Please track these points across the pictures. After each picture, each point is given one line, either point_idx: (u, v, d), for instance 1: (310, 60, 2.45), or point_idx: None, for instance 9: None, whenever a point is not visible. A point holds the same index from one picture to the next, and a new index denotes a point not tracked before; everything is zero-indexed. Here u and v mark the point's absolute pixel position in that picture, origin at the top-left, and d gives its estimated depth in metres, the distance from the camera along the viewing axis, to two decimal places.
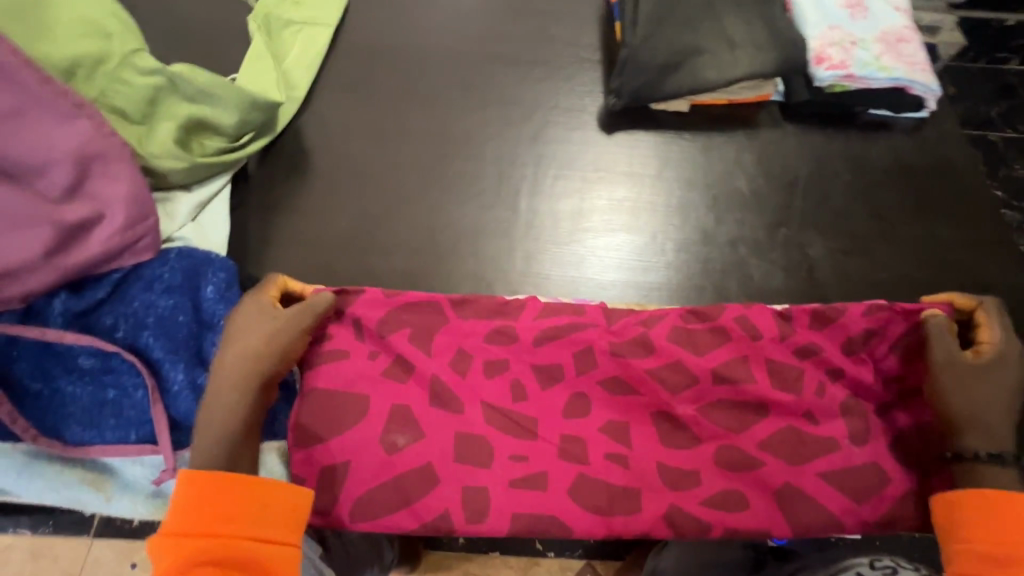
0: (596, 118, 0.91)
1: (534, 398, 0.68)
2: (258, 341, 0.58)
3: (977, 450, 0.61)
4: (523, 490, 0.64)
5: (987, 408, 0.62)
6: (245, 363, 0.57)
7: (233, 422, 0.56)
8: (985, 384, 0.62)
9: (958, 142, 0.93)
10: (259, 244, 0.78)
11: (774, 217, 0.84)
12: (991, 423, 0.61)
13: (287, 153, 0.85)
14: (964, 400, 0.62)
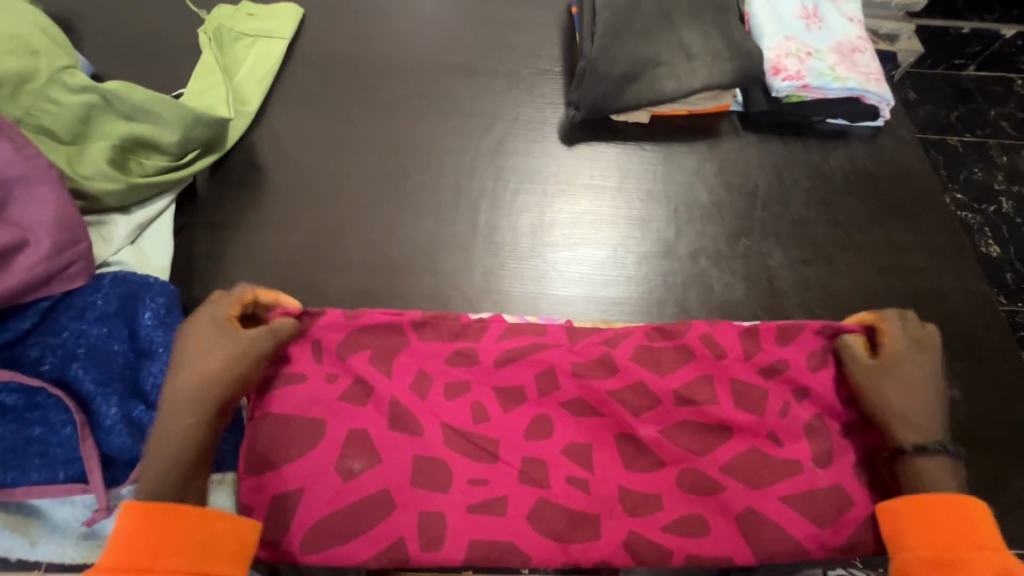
0: (557, 130, 0.91)
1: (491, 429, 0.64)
2: (211, 366, 0.55)
3: (907, 446, 0.60)
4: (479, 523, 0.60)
5: (911, 404, 0.61)
6: (201, 389, 0.54)
7: (186, 453, 0.52)
8: (907, 383, 0.61)
9: (913, 149, 0.94)
10: (206, 265, 0.75)
11: (734, 226, 0.84)
12: (917, 419, 0.60)
13: (238, 170, 0.82)
14: (890, 403, 0.61)
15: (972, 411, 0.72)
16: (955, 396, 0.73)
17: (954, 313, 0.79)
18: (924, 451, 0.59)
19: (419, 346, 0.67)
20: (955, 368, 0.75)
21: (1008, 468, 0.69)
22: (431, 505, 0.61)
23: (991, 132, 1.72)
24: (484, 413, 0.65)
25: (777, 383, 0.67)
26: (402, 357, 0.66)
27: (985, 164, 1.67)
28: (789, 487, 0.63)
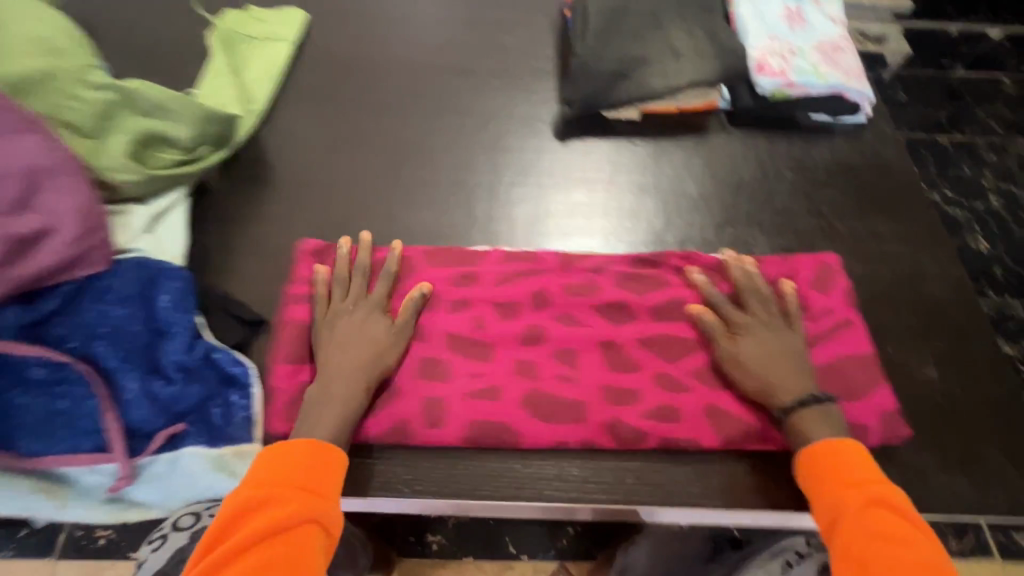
0: (551, 126, 0.95)
1: (493, 327, 0.71)
2: (361, 324, 0.66)
3: (778, 412, 0.64)
4: (488, 429, 0.66)
5: (762, 372, 0.65)
6: (355, 345, 0.65)
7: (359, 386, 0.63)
8: (759, 358, 0.66)
9: (893, 143, 0.98)
10: (216, 254, 0.78)
11: (721, 216, 0.88)
12: (787, 384, 0.64)
13: (247, 165, 0.86)
14: (748, 370, 0.66)
15: (947, 389, 0.75)
16: (930, 375, 0.76)
17: (930, 297, 0.82)
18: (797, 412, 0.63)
19: (431, 266, 0.76)
20: (930, 349, 0.78)
21: (981, 442, 0.72)
22: (419, 436, 0.65)
23: (979, 131, 1.76)
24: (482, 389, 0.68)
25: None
26: (415, 269, 0.75)
27: (974, 162, 1.71)
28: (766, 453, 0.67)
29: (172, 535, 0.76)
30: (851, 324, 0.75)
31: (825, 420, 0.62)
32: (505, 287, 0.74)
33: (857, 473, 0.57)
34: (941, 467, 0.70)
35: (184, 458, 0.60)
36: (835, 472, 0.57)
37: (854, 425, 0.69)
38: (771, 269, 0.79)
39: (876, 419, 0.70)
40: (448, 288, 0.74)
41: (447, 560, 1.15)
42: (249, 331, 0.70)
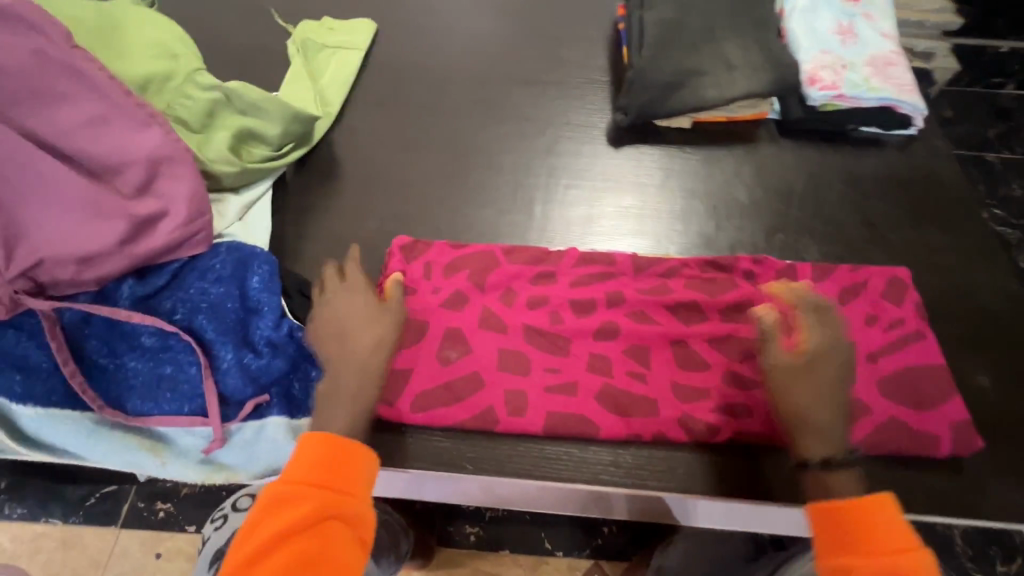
0: (605, 133, 0.99)
1: (569, 323, 0.75)
2: (353, 316, 0.61)
3: (807, 457, 0.56)
4: (561, 416, 0.69)
5: (799, 408, 0.58)
6: (345, 341, 0.59)
7: (347, 395, 0.56)
8: (809, 387, 0.58)
9: (945, 157, 0.99)
10: (294, 242, 0.84)
11: (771, 223, 0.90)
12: (818, 423, 0.57)
13: (322, 162, 0.93)
14: (772, 398, 0.59)
15: (1001, 399, 0.76)
16: (984, 384, 0.76)
17: (984, 309, 0.83)
18: (833, 461, 0.55)
19: (507, 263, 0.80)
20: (984, 359, 0.78)
21: None
22: (486, 418, 0.69)
23: None
24: (545, 376, 0.71)
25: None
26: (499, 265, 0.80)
27: None
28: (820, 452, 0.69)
29: (232, 516, 0.74)
30: (922, 336, 0.76)
31: (852, 469, 0.55)
32: (585, 286, 0.78)
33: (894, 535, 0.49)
34: (994, 475, 0.71)
35: (268, 426, 0.65)
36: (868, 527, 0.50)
37: (922, 433, 0.70)
38: (845, 278, 0.81)
39: (947, 430, 0.70)
40: (529, 284, 0.78)
41: (483, 551, 1.18)
42: None
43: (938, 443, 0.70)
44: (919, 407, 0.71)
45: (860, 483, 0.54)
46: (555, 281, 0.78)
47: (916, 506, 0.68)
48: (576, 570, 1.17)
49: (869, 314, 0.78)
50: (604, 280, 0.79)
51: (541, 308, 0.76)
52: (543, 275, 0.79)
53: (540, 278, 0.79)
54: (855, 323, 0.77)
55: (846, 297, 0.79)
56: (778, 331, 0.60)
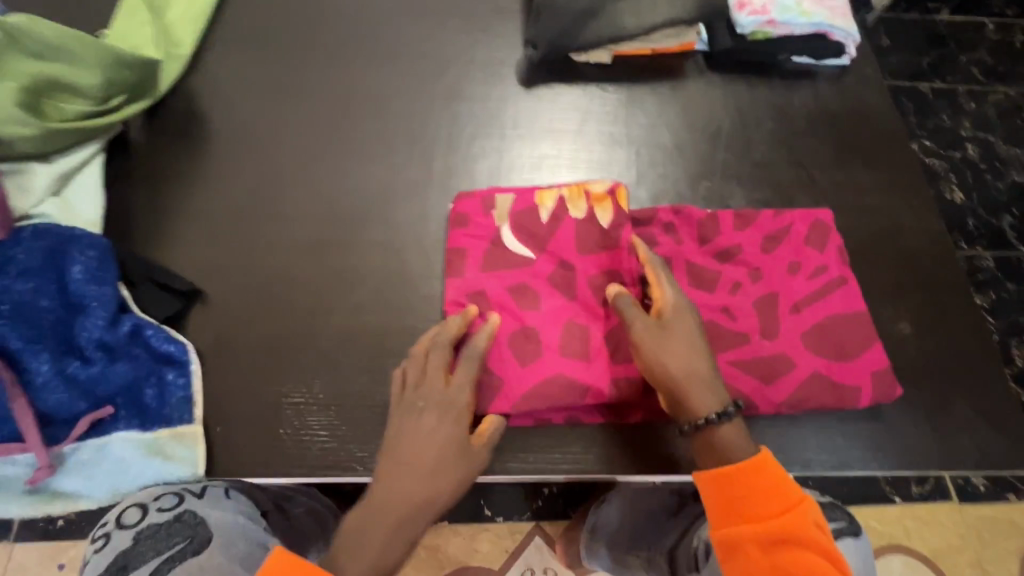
0: (516, 71, 0.87)
1: (548, 293, 0.67)
2: (433, 427, 0.57)
3: (698, 420, 0.59)
4: (546, 391, 0.63)
5: (688, 370, 0.59)
6: (418, 461, 0.56)
7: (409, 532, 0.55)
8: (680, 347, 0.60)
9: (877, 88, 0.93)
10: (143, 217, 0.70)
11: (697, 169, 0.83)
12: (705, 387, 0.60)
13: (175, 116, 0.77)
14: (668, 357, 0.60)
15: (920, 344, 0.74)
16: (904, 330, 0.74)
17: (907, 251, 0.80)
18: (721, 421, 0.59)
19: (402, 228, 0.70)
20: (906, 303, 0.76)
21: (952, 397, 0.71)
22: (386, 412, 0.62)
23: (961, 79, 1.71)
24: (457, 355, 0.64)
25: (730, 267, 0.72)
26: (469, 222, 0.70)
27: (954, 111, 1.67)
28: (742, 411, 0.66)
29: (116, 534, 0.56)
30: (845, 282, 0.72)
31: (739, 438, 0.59)
32: (583, 251, 0.69)
33: (783, 492, 0.55)
34: (911, 422, 0.69)
35: (112, 443, 0.57)
36: (758, 489, 0.56)
37: (844, 386, 0.67)
38: (770, 223, 0.75)
39: (869, 381, 0.67)
40: (504, 249, 0.69)
41: None
42: (184, 301, 0.64)
43: (860, 395, 0.67)
44: (839, 358, 0.68)
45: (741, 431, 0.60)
46: (542, 244, 0.69)
47: (834, 461, 0.67)
48: (517, 535, 1.15)
49: (793, 262, 0.73)
50: (605, 248, 0.69)
51: (519, 275, 0.68)
52: (524, 238, 0.70)
53: (522, 242, 0.69)
54: (778, 272, 0.72)
55: (770, 243, 0.73)
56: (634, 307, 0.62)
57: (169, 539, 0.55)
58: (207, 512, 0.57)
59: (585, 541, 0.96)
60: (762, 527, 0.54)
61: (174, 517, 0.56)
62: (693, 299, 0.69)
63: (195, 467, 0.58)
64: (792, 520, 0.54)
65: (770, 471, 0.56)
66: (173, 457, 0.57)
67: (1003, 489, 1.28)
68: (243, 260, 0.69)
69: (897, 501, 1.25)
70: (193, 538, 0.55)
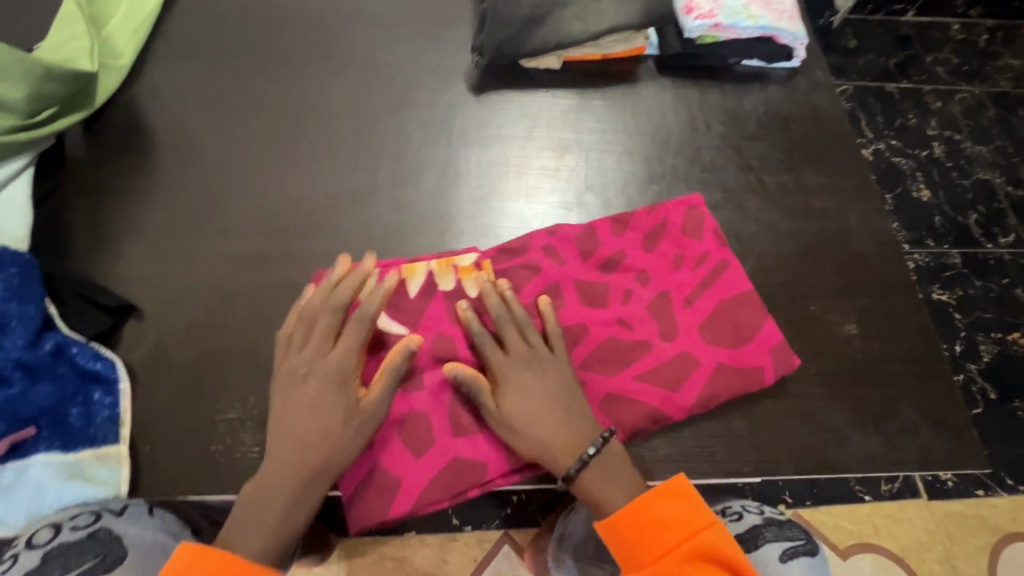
0: (465, 79, 0.86)
1: (430, 368, 0.65)
2: (307, 398, 0.57)
3: (564, 474, 0.59)
4: (446, 475, 0.63)
5: (539, 435, 0.60)
6: (306, 427, 0.56)
7: (309, 494, 0.55)
8: (530, 413, 0.60)
9: (828, 90, 0.93)
10: (77, 230, 0.68)
11: (646, 173, 0.82)
12: (564, 443, 0.60)
13: (113, 128, 0.75)
14: (516, 429, 0.60)
15: (866, 344, 0.74)
16: (850, 331, 0.74)
17: (854, 252, 0.80)
18: (584, 466, 0.59)
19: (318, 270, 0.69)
20: (853, 305, 0.76)
21: (898, 398, 0.71)
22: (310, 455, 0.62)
23: (926, 79, 1.74)
24: None
25: (618, 275, 0.71)
26: None
27: (920, 110, 1.69)
28: (662, 417, 0.66)
29: (20, 556, 0.51)
30: (728, 266, 0.73)
31: (612, 475, 0.59)
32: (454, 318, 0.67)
33: (676, 527, 0.56)
34: (856, 425, 0.69)
35: (32, 467, 0.56)
36: (652, 526, 0.56)
37: (748, 368, 0.68)
38: (646, 220, 0.75)
39: (770, 359, 0.69)
40: (374, 330, 0.66)
41: (389, 537, 1.12)
42: (114, 319, 0.63)
43: (764, 374, 0.68)
44: (739, 343, 0.69)
45: (615, 464, 0.60)
46: (415, 320, 0.67)
47: (778, 464, 0.66)
48: (485, 543, 1.14)
49: (676, 256, 0.73)
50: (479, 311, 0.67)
51: (396, 356, 0.65)
52: (398, 317, 0.67)
53: (397, 322, 0.66)
54: (664, 269, 0.72)
55: (651, 243, 0.74)
56: (478, 380, 0.61)
57: (76, 561, 0.51)
58: (123, 529, 0.53)
59: (552, 550, 0.95)
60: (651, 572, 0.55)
61: (88, 534, 0.52)
62: (588, 321, 0.68)
63: (119, 485, 0.57)
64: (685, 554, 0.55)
65: (652, 512, 0.57)
66: (94, 478, 0.57)
67: (970, 484, 1.29)
68: (179, 275, 0.67)
69: (867, 499, 1.25)
70: (104, 556, 0.52)
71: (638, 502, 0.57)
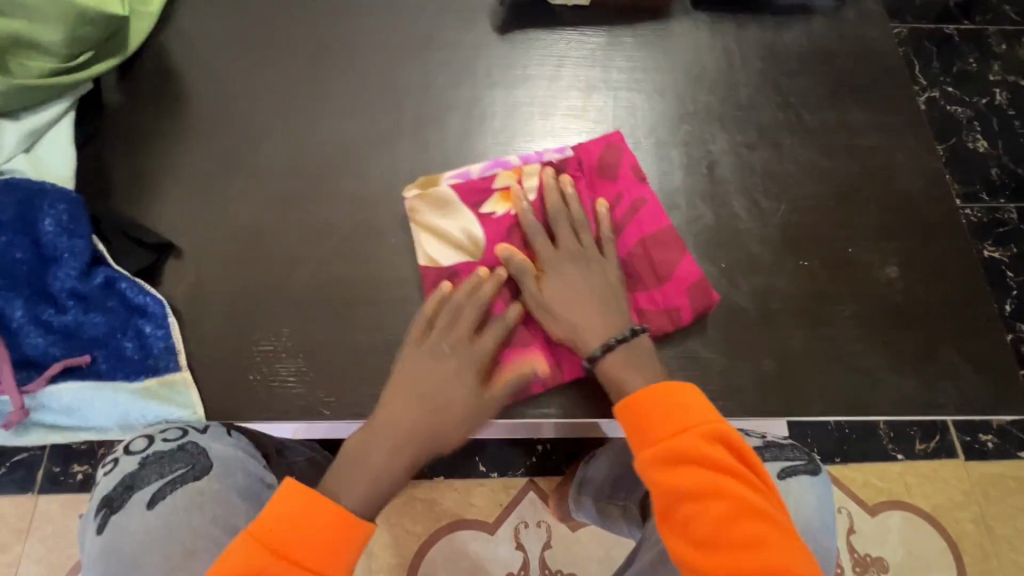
0: (490, 18, 0.83)
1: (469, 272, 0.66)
2: (440, 377, 0.61)
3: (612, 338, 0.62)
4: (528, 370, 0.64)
5: (589, 295, 0.63)
6: (426, 397, 0.61)
7: (443, 433, 0.61)
8: (574, 269, 0.64)
9: (879, 22, 0.87)
10: (118, 173, 0.71)
11: (678, 113, 0.79)
12: (600, 329, 0.62)
13: (146, 74, 0.76)
14: (574, 291, 0.63)
15: (906, 287, 0.71)
16: (890, 274, 0.71)
17: (899, 192, 0.76)
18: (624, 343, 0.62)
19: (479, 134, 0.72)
20: (894, 246, 0.73)
21: (938, 340, 0.69)
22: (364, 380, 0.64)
23: (991, 19, 1.59)
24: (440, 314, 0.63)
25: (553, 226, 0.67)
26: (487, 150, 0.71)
27: (981, 54, 1.56)
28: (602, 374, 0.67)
29: (124, 459, 0.66)
30: (645, 203, 0.70)
31: (638, 360, 0.62)
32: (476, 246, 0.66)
33: (685, 416, 0.58)
34: (892, 367, 0.67)
35: (91, 389, 0.62)
36: (663, 413, 0.58)
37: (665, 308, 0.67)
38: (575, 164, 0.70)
39: (685, 297, 0.67)
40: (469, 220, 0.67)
41: (418, 482, 1.16)
42: (156, 254, 0.66)
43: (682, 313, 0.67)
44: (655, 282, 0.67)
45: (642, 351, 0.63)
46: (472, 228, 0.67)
47: (804, 404, 0.66)
48: (511, 489, 1.17)
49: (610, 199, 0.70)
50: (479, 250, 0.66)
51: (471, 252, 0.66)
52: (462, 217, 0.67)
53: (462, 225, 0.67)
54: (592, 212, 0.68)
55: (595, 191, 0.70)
56: (526, 264, 0.64)
57: (169, 465, 0.64)
58: (208, 444, 0.66)
59: (573, 493, 0.97)
60: (669, 451, 0.56)
61: (178, 447, 0.65)
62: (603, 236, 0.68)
63: (193, 407, 0.62)
64: (695, 438, 0.56)
65: (679, 396, 0.59)
66: (169, 399, 0.62)
67: (1012, 446, 1.25)
68: (214, 215, 0.69)
69: (899, 458, 1.23)
70: (194, 464, 0.65)
71: (670, 386, 0.59)
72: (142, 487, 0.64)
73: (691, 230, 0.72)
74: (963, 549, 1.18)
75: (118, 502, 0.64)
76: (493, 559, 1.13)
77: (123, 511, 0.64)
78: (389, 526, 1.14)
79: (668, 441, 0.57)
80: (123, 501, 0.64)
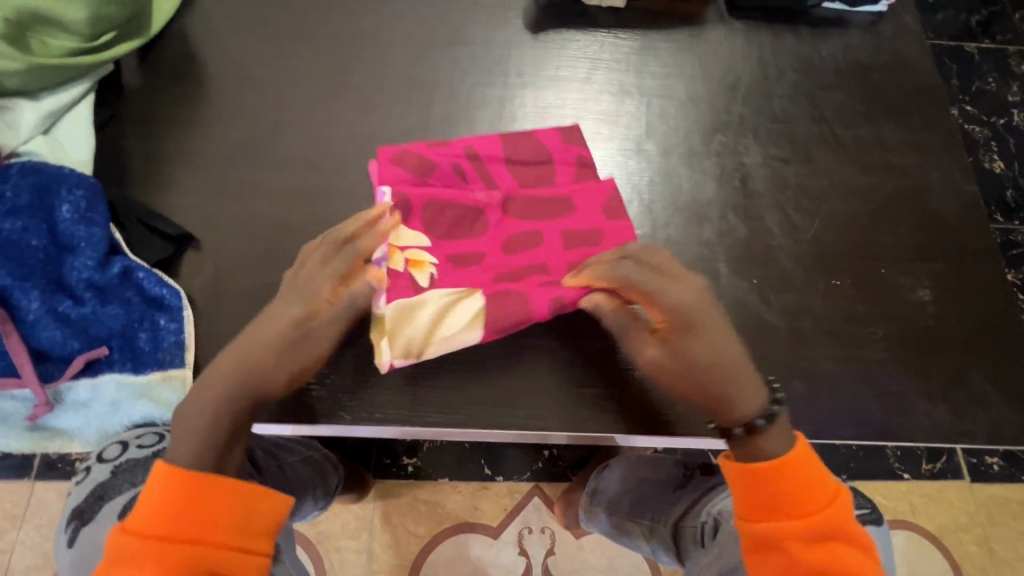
0: (523, 16, 0.81)
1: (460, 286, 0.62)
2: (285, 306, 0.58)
3: (752, 421, 0.57)
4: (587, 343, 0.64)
5: (718, 364, 0.57)
6: (269, 337, 0.56)
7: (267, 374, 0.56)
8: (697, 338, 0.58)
9: (916, 38, 0.85)
10: (135, 159, 0.68)
11: (711, 122, 0.78)
12: (744, 391, 0.58)
13: (168, 57, 0.74)
14: (702, 363, 0.57)
15: (937, 311, 0.70)
16: (923, 298, 0.70)
17: (933, 214, 0.75)
18: (757, 428, 0.57)
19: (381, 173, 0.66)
20: (927, 268, 0.72)
21: (969, 366, 0.68)
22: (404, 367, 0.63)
23: (1011, 39, 1.58)
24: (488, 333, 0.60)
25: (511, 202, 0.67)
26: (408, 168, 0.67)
27: (1001, 73, 1.55)
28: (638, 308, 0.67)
29: (97, 468, 0.66)
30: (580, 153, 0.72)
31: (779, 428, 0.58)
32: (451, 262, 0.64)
33: (817, 486, 0.55)
34: (922, 393, 0.66)
35: (103, 383, 0.61)
36: (795, 485, 0.55)
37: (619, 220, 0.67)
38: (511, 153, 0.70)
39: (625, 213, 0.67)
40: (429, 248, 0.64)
41: (422, 482, 1.15)
42: (176, 245, 0.65)
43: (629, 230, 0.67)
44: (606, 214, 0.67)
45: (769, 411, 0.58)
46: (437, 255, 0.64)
47: (832, 427, 0.65)
48: (516, 494, 1.16)
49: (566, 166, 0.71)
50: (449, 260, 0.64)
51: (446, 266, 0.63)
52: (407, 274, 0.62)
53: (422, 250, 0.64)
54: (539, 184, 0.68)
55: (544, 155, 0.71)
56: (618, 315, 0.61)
57: (139, 474, 0.63)
58: None
59: (585, 505, 0.97)
60: (804, 525, 0.54)
61: (151, 453, 0.64)
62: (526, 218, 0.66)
63: None
64: (832, 515, 0.54)
65: (807, 462, 0.56)
66: (158, 400, 0.61)
67: (1017, 469, 1.25)
68: (234, 207, 0.67)
69: (905, 477, 1.22)
70: None
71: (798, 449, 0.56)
72: (114, 495, 0.64)
73: (721, 243, 0.71)
74: (965, 571, 1.17)
75: (88, 513, 0.64)
76: (495, 564, 1.12)
77: (95, 521, 0.63)
78: (390, 527, 1.12)
79: (799, 513, 0.54)
80: (92, 512, 0.64)
